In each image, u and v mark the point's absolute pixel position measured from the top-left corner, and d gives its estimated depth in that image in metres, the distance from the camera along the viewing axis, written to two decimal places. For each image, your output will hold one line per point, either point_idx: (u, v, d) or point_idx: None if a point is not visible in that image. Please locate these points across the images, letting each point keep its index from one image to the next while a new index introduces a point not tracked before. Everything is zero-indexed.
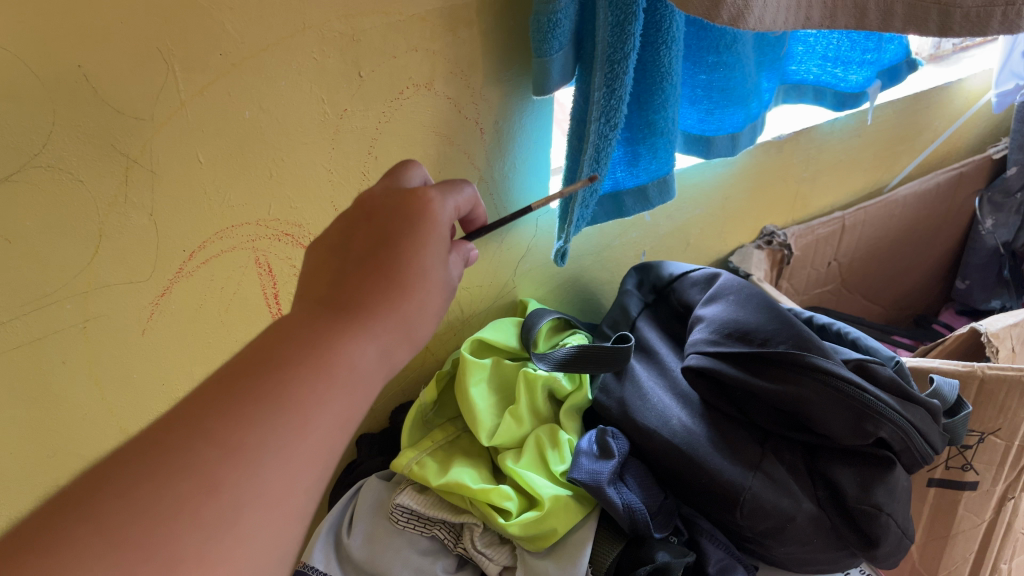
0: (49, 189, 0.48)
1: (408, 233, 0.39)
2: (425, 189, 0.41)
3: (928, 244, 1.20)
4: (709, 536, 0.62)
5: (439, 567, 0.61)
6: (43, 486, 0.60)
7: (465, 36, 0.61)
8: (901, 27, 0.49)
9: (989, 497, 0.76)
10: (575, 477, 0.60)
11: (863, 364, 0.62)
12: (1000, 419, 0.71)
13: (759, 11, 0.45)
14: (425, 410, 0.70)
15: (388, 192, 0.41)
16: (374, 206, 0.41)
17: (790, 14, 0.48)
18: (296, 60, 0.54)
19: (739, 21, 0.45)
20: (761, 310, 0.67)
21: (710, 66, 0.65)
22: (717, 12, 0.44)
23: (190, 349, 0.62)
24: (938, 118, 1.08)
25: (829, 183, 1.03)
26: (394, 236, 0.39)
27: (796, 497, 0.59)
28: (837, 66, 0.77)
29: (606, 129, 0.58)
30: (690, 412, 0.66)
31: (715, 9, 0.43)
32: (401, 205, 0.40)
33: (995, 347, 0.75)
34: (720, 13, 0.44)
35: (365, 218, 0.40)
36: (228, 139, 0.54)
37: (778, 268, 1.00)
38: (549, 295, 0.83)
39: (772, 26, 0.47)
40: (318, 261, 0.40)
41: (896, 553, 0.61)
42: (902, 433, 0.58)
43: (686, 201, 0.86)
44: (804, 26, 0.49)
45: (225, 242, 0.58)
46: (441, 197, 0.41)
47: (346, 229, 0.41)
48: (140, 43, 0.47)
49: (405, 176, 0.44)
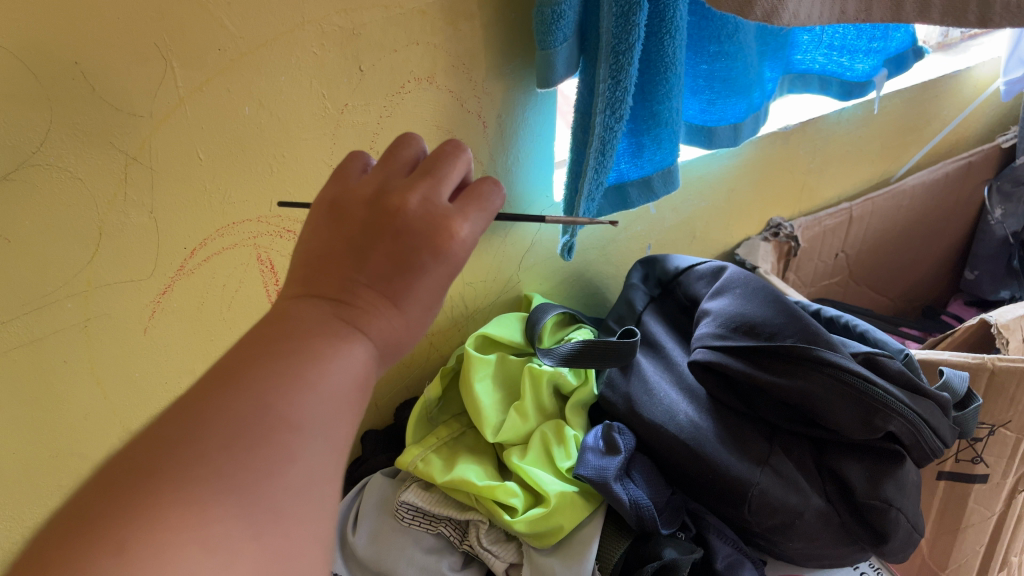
0: (46, 188, 0.48)
1: (429, 276, 0.33)
2: (459, 222, 0.34)
3: (936, 234, 1.18)
4: (717, 531, 0.62)
5: (444, 566, 0.61)
6: (46, 486, 0.60)
7: (467, 29, 0.60)
8: (939, 19, 0.49)
9: (1000, 489, 0.75)
10: (581, 473, 0.60)
11: (872, 357, 0.62)
12: (1011, 411, 0.70)
13: (794, 5, 0.47)
14: (430, 406, 0.69)
15: (421, 210, 0.34)
16: (402, 225, 0.34)
17: (825, 8, 0.49)
18: (295, 55, 0.53)
19: (773, 16, 0.46)
20: (768, 303, 0.67)
21: (712, 56, 0.64)
22: (750, 8, 0.45)
23: (193, 348, 0.61)
24: (946, 107, 1.07)
25: (836, 174, 1.02)
26: (415, 276, 0.33)
27: (804, 492, 0.58)
28: (843, 55, 0.76)
29: (611, 121, 0.57)
30: (696, 406, 0.65)
31: (748, 6, 0.45)
32: (429, 238, 0.33)
33: (1005, 339, 0.74)
34: (754, 10, 0.45)
35: (390, 235, 0.34)
36: (229, 136, 0.53)
37: (784, 260, 0.99)
38: (553, 290, 0.82)
39: (806, 21, 0.48)
40: (329, 251, 0.35)
41: (906, 547, 0.61)
42: (912, 426, 0.58)
43: (691, 194, 0.85)
44: (838, 19, 0.50)
45: (226, 239, 0.58)
46: (471, 237, 0.35)
47: (367, 231, 0.34)
48: (137, 39, 0.46)
49: (446, 182, 0.36)
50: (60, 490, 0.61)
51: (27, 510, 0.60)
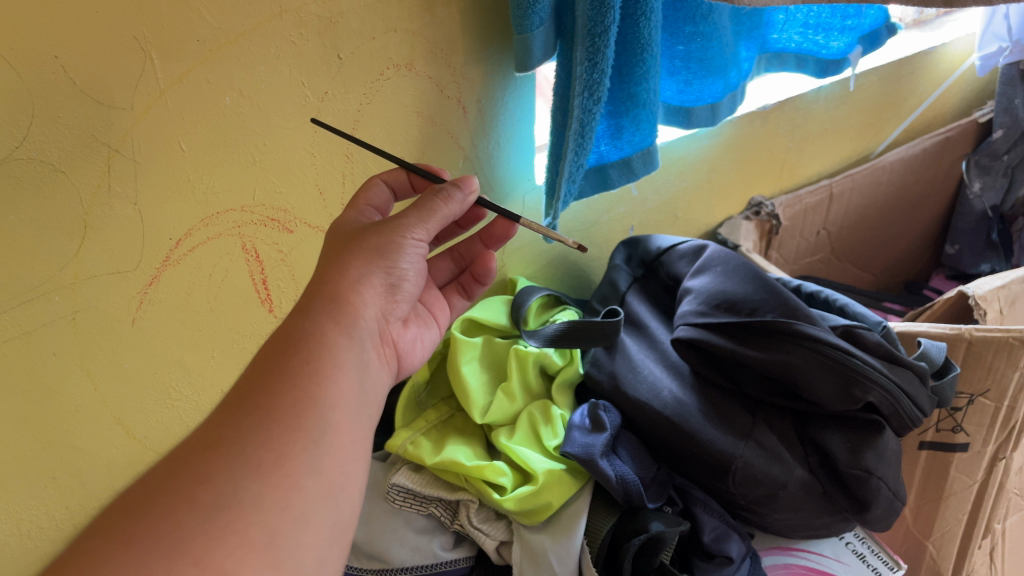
0: (32, 182, 0.48)
1: (366, 236, 0.48)
2: (404, 223, 0.48)
3: (917, 209, 1.20)
4: (703, 505, 0.63)
5: (436, 545, 0.62)
6: (40, 477, 0.60)
7: (444, 16, 0.60)
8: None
9: (980, 458, 0.76)
10: (568, 451, 0.61)
11: (851, 330, 0.63)
12: (989, 380, 0.72)
13: None
14: (417, 390, 0.70)
15: (365, 227, 0.49)
16: (368, 230, 0.49)
17: None
18: (274, 44, 0.53)
19: None
20: (749, 279, 0.68)
21: (687, 37, 0.65)
22: None
23: (182, 338, 0.62)
24: (922, 83, 1.08)
25: (816, 152, 1.03)
26: (357, 240, 0.48)
27: (787, 464, 0.60)
28: (818, 33, 0.77)
29: (590, 104, 0.57)
30: (680, 382, 0.66)
31: None
32: (396, 231, 0.48)
33: (982, 310, 0.75)
34: None
35: (344, 255, 0.47)
36: (209, 127, 0.54)
37: (767, 238, 1.00)
38: (539, 273, 0.83)
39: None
40: (320, 272, 0.47)
41: (889, 515, 0.62)
42: (890, 396, 0.59)
43: (672, 174, 0.86)
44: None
45: (211, 229, 0.58)
46: (419, 226, 0.49)
47: (345, 243, 0.48)
48: (116, 32, 0.47)
49: (360, 208, 0.53)
50: (53, 480, 0.61)
51: (21, 500, 0.60)
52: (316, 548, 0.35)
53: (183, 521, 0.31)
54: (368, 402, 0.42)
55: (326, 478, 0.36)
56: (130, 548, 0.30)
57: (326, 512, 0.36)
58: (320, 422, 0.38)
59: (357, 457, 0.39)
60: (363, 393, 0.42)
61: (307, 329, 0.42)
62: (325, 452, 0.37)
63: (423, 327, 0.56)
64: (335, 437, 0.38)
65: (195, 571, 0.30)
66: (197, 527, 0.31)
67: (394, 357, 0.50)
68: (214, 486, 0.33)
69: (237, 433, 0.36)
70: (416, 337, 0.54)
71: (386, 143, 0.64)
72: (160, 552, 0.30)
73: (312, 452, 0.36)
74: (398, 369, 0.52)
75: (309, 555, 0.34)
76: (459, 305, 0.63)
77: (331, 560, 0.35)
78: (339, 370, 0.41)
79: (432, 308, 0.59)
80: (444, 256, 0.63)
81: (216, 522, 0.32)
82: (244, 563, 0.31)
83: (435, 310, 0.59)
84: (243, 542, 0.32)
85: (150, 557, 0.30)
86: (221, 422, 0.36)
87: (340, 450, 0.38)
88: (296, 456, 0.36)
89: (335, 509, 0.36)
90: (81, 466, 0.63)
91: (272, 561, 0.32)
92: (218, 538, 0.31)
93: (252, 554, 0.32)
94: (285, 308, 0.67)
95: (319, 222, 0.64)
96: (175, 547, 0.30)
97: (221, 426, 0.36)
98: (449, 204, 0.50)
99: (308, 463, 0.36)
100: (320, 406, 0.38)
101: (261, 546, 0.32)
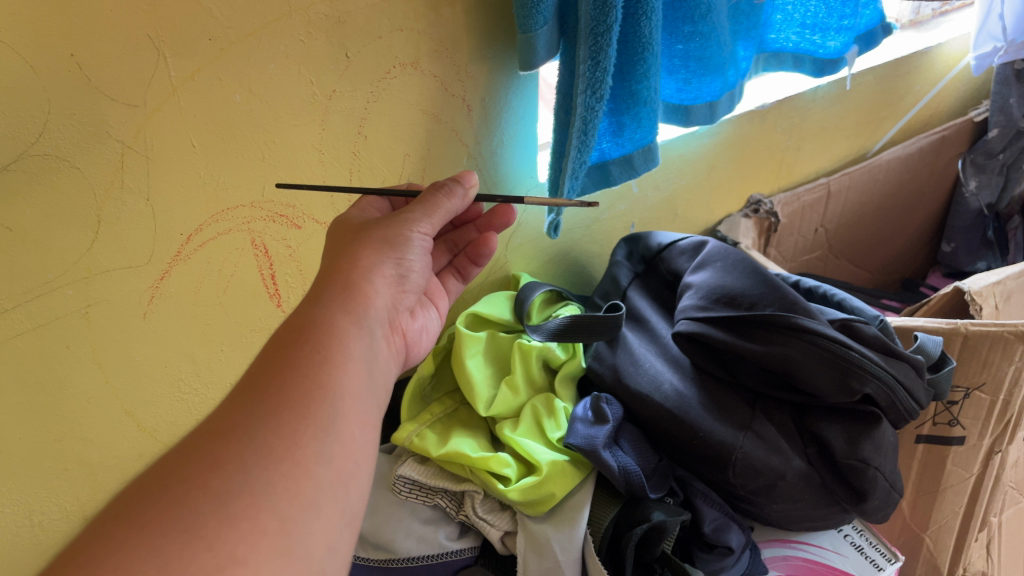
0: (47, 177, 0.49)
1: (372, 229, 0.50)
2: (411, 217, 0.50)
3: (914, 207, 1.21)
4: (704, 497, 0.64)
5: (441, 535, 0.63)
6: (51, 468, 0.61)
7: (448, 14, 0.61)
8: None
9: (976, 451, 0.78)
10: (571, 442, 0.62)
11: (848, 324, 0.64)
12: (984, 373, 0.73)
13: None
14: (423, 383, 0.72)
15: (371, 223, 0.51)
16: (375, 224, 0.50)
17: None
18: (283, 43, 0.55)
19: None
20: (748, 274, 0.69)
21: (686, 36, 0.66)
22: None
23: (190, 332, 0.63)
24: (919, 83, 1.10)
25: (814, 150, 1.05)
26: (364, 233, 0.50)
27: (785, 454, 0.61)
28: (815, 33, 0.78)
29: (592, 101, 0.59)
30: (681, 375, 0.67)
31: None
32: (401, 224, 0.50)
33: (978, 305, 0.77)
34: None
35: (355, 247, 0.49)
36: (220, 124, 0.55)
37: (766, 236, 1.01)
38: (541, 269, 0.85)
39: None
40: (332, 264, 0.48)
41: (886, 506, 0.63)
42: (888, 388, 0.60)
43: (672, 172, 0.87)
44: None
45: (221, 224, 0.59)
46: (425, 221, 0.51)
47: (353, 236, 0.50)
48: (130, 30, 0.48)
49: (362, 207, 0.55)
50: (64, 471, 0.62)
51: (31, 491, 0.61)
52: (326, 535, 0.35)
53: (196, 508, 0.32)
54: (376, 394, 0.43)
55: (336, 467, 0.37)
56: (144, 532, 0.31)
57: (335, 500, 0.37)
58: (331, 412, 0.39)
59: (365, 448, 0.40)
60: (371, 382, 0.43)
61: (319, 320, 0.43)
62: (335, 442, 0.38)
63: (428, 316, 0.57)
64: (343, 428, 0.39)
65: (207, 557, 0.31)
66: (211, 514, 0.32)
67: (402, 350, 0.51)
68: (228, 473, 0.34)
69: (250, 422, 0.36)
70: (423, 327, 0.55)
71: (391, 141, 0.65)
72: (174, 537, 0.31)
73: (323, 443, 0.37)
74: (406, 359, 0.53)
75: (318, 543, 0.35)
76: (455, 288, 0.64)
77: (341, 548, 0.36)
78: (349, 360, 0.42)
79: (432, 294, 0.60)
80: (439, 245, 0.65)
81: (229, 509, 0.33)
82: (255, 550, 0.32)
83: (435, 296, 0.60)
84: (255, 529, 0.33)
85: (163, 543, 0.30)
86: (234, 409, 0.37)
87: (350, 440, 0.39)
88: (307, 446, 0.36)
89: (344, 498, 0.37)
90: (92, 458, 0.64)
91: (282, 549, 0.33)
92: (229, 525, 0.32)
93: (263, 540, 0.33)
94: (292, 303, 0.68)
95: (326, 218, 0.66)
96: (187, 534, 0.31)
97: (234, 413, 0.37)
98: (451, 197, 0.52)
99: (318, 453, 0.37)
100: (330, 397, 0.39)
101: (272, 533, 0.33)
